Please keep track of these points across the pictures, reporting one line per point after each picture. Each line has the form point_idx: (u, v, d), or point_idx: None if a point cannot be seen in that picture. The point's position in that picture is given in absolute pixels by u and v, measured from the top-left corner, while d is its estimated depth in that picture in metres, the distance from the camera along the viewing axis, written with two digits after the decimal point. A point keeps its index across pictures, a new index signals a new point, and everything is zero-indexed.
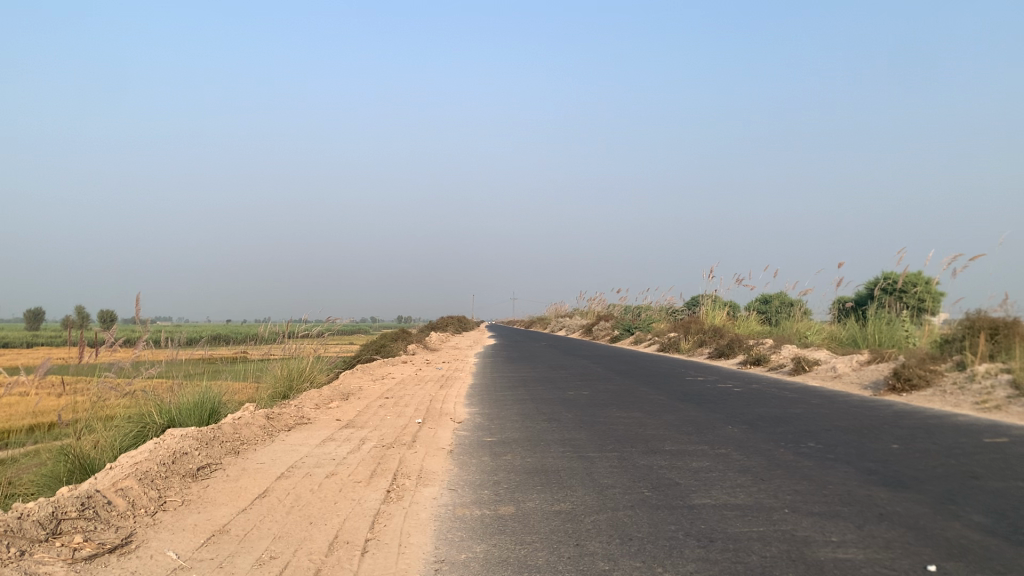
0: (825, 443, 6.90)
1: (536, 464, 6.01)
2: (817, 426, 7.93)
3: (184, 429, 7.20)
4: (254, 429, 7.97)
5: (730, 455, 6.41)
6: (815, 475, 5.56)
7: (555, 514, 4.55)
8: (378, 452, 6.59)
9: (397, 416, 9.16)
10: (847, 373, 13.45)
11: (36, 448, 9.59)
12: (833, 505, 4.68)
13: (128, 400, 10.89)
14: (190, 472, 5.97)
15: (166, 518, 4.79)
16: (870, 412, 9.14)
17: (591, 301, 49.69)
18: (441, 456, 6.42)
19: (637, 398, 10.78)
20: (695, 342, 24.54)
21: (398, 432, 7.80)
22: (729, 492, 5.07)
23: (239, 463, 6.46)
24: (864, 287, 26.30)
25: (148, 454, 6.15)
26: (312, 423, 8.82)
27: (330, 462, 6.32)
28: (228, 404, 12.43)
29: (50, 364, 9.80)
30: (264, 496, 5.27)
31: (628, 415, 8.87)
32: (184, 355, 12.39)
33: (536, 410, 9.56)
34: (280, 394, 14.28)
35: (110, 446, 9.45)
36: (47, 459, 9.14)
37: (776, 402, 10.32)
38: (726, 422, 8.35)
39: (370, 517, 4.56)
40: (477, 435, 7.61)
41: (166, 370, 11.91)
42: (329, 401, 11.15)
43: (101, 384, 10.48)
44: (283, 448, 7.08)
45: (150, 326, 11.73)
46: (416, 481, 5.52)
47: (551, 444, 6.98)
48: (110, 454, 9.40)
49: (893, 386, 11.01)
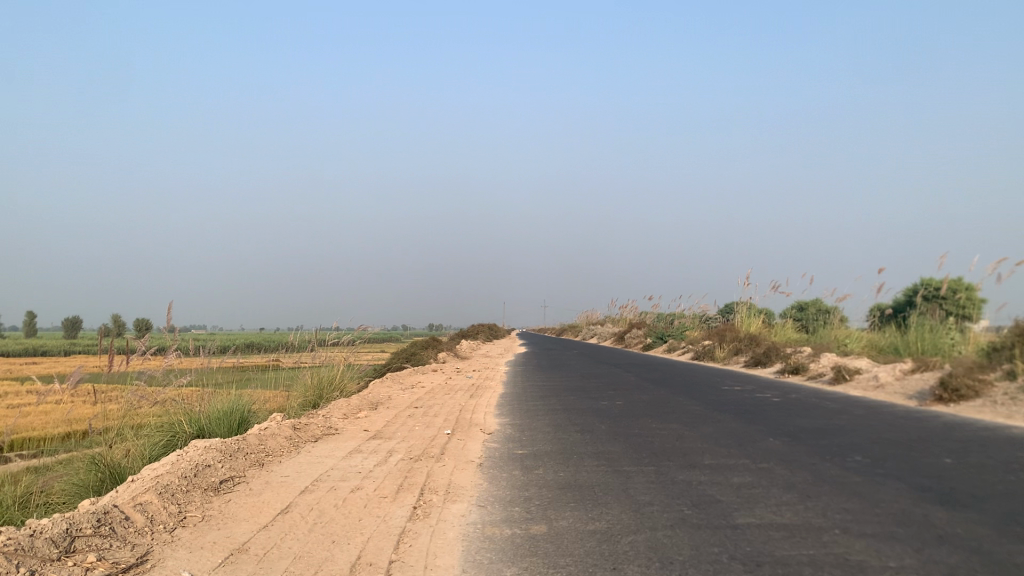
0: (872, 457, 6.57)
1: (569, 479, 5.76)
2: (863, 439, 7.58)
3: (208, 441, 7.06)
4: (280, 440, 7.81)
5: (773, 470, 6.10)
6: (865, 492, 5.25)
7: (590, 534, 4.30)
8: (405, 466, 6.38)
9: (426, 427, 8.96)
10: (890, 383, 13.01)
11: (68, 458, 9.51)
12: (888, 526, 4.38)
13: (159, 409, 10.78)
14: (212, 486, 5.80)
15: (185, 536, 4.61)
16: (918, 423, 8.76)
17: (624, 309, 49.23)
18: (470, 470, 6.20)
19: (673, 409, 10.47)
20: (730, 350, 24.11)
21: (427, 443, 7.59)
22: (775, 511, 4.78)
23: (263, 476, 6.29)
24: (903, 294, 25.70)
25: (170, 467, 5.99)
26: (340, 434, 8.63)
27: (356, 475, 6.12)
28: (257, 413, 12.31)
29: (81, 374, 9.73)
30: (286, 512, 5.07)
31: (664, 427, 8.57)
32: (215, 364, 12.30)
33: (569, 421, 9.31)
34: (311, 403, 14.10)
35: (139, 455, 9.35)
36: (79, 469, 9.05)
37: (818, 413, 9.95)
38: (766, 434, 8.03)
39: (395, 536, 4.34)
40: (507, 447, 7.38)
41: (196, 379, 11.81)
42: (357, 411, 10.98)
43: (132, 393, 10.40)
44: (309, 461, 6.90)
45: (179, 336, 11.65)
46: (444, 497, 5.30)
47: (585, 457, 6.72)
48: (141, 463, 9.28)
49: (939, 397, 10.60)
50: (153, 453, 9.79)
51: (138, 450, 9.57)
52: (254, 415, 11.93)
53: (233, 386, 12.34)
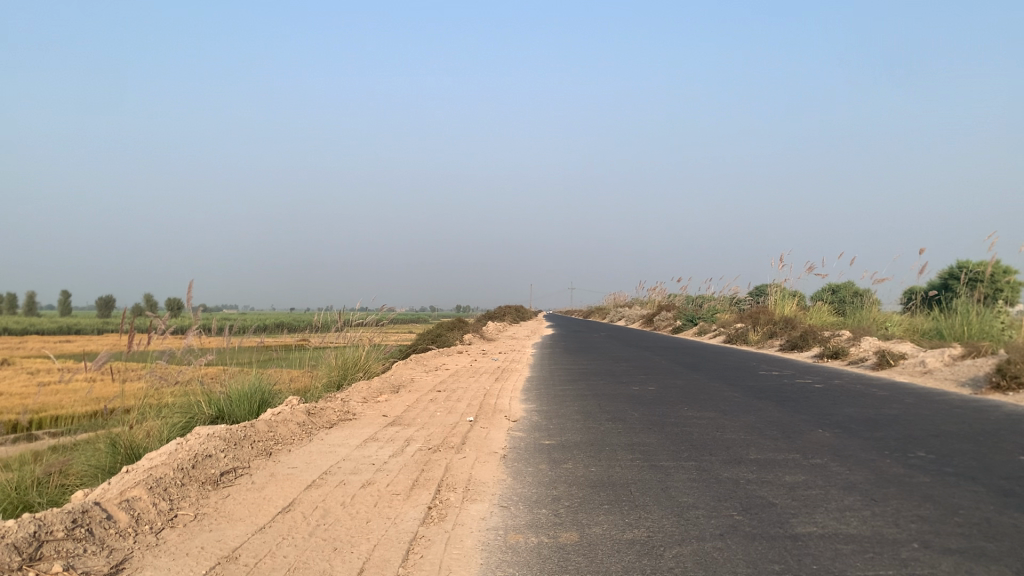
0: (938, 452, 5.93)
1: (603, 475, 5.20)
2: (923, 431, 6.94)
3: (213, 428, 6.58)
4: (291, 426, 7.32)
5: (829, 467, 5.50)
6: (938, 496, 4.64)
7: (629, 545, 3.73)
8: (422, 457, 5.85)
9: (447, 413, 8.43)
10: (940, 369, 12.28)
11: (84, 437, 9.12)
12: (975, 540, 3.77)
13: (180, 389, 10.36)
14: (211, 478, 5.32)
15: (172, 539, 4.12)
16: (979, 413, 8.08)
17: (652, 290, 48.42)
18: (492, 464, 5.65)
19: (710, 395, 9.84)
20: (764, 333, 23.38)
21: (447, 432, 7.06)
22: (838, 518, 4.19)
23: (269, 467, 5.79)
24: (939, 276, 24.86)
25: (166, 457, 5.52)
26: (357, 420, 8.13)
27: (368, 467, 5.60)
28: (279, 394, 11.84)
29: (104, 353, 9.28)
30: (288, 511, 4.57)
31: (702, 416, 7.98)
32: (236, 343, 11.83)
33: (599, 408, 8.74)
34: (335, 383, 13.62)
35: (157, 437, 8.89)
36: (96, 449, 8.62)
37: (868, 401, 9.29)
38: (814, 425, 7.39)
39: (405, 545, 3.81)
40: (533, 437, 6.82)
41: (217, 359, 11.36)
42: (377, 394, 10.47)
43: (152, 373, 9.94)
44: (319, 450, 6.39)
45: (203, 314, 11.25)
46: (462, 495, 4.76)
47: (619, 450, 6.15)
48: (160, 444, 8.86)
49: (997, 384, 9.89)
50: (171, 434, 9.36)
51: (156, 430, 9.14)
52: (276, 396, 11.45)
53: (253, 366, 11.90)
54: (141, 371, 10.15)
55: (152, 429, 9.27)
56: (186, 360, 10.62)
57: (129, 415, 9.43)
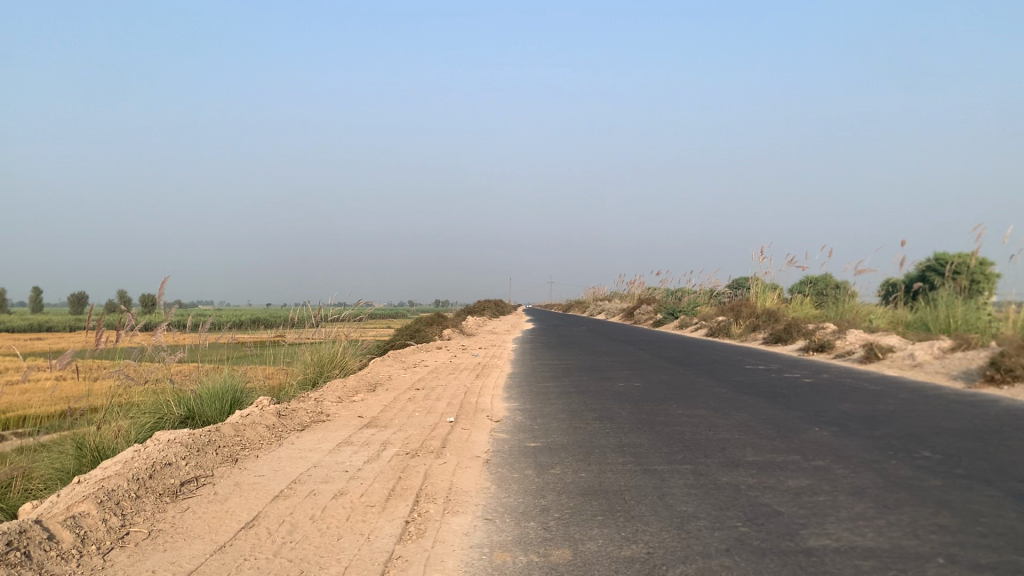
0: (944, 452, 5.62)
1: (594, 482, 4.83)
2: (924, 429, 6.64)
3: (176, 433, 6.15)
4: (260, 430, 6.90)
5: (832, 469, 5.18)
6: (954, 502, 4.31)
7: (627, 564, 3.37)
8: (399, 463, 5.46)
9: (426, 413, 8.05)
10: (929, 363, 12.03)
11: (49, 440, 8.67)
12: (1005, 553, 3.44)
13: (150, 388, 9.92)
14: (170, 489, 4.91)
15: (121, 561, 3.72)
16: (977, 409, 7.80)
17: (631, 284, 48.22)
18: (475, 470, 5.27)
19: (698, 392, 9.51)
20: (746, 326, 23.17)
21: (426, 434, 6.67)
22: (852, 529, 3.86)
23: (234, 475, 5.38)
24: (916, 269, 24.83)
25: (121, 466, 5.10)
26: (331, 421, 7.72)
27: (341, 475, 5.21)
28: (253, 391, 11.38)
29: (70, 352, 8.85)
30: (251, 527, 4.17)
31: (692, 414, 7.65)
32: (210, 341, 11.39)
33: (584, 406, 8.40)
34: (311, 381, 13.17)
35: (126, 438, 8.44)
36: (62, 451, 8.18)
37: (861, 396, 9.00)
38: (809, 423, 7.08)
39: (380, 567, 3.43)
40: (517, 439, 6.46)
41: (190, 356, 10.90)
42: (353, 393, 10.05)
43: (119, 371, 9.49)
44: (288, 456, 5.98)
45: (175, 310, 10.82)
46: (443, 507, 4.39)
47: (609, 453, 5.79)
48: (128, 445, 8.43)
49: (991, 378, 9.64)
50: (141, 434, 8.93)
51: (124, 431, 8.70)
52: (250, 394, 11.00)
53: (227, 363, 11.46)
54: (110, 369, 9.70)
55: (119, 430, 8.83)
56: (157, 358, 10.18)
57: (95, 416, 8.97)
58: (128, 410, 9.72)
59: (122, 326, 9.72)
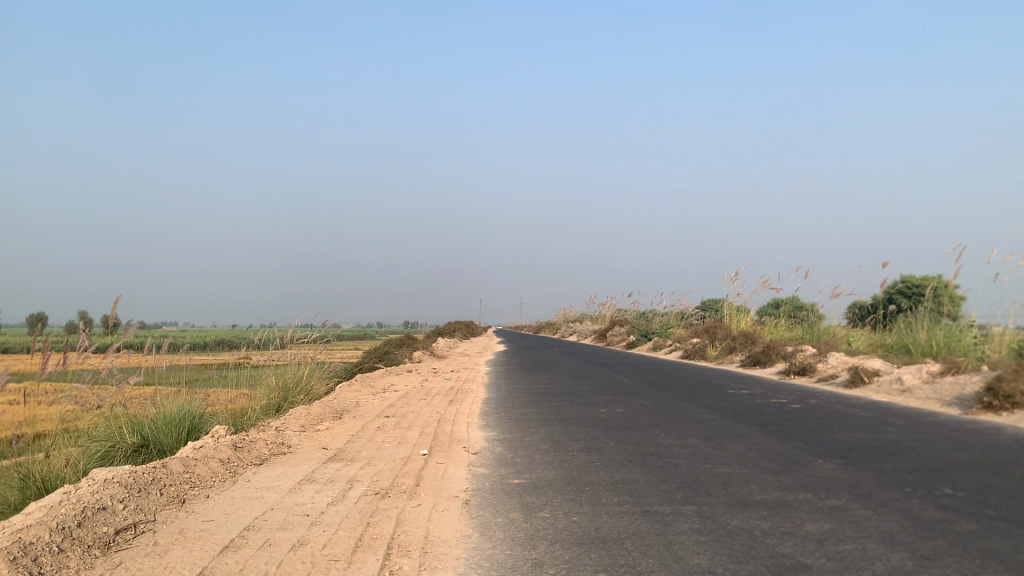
0: (967, 489, 5.12)
1: (590, 529, 4.26)
2: (937, 461, 6.15)
3: (115, 471, 5.49)
4: (212, 466, 6.24)
5: (850, 510, 4.65)
6: (999, 551, 3.81)
7: None
8: (368, 506, 4.85)
9: (396, 444, 7.40)
10: (919, 388, 11.61)
11: None
12: None
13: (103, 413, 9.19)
14: (101, 540, 4.26)
15: None
16: (982, 438, 7.34)
17: (602, 306, 47.86)
18: (453, 514, 4.67)
19: (685, 419, 8.98)
20: (723, 348, 22.79)
21: (396, 469, 6.06)
22: None
23: (179, 521, 4.73)
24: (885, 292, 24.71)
25: (45, 513, 4.43)
26: (292, 454, 7.06)
27: (300, 521, 4.59)
28: (213, 416, 10.64)
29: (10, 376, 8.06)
30: None
31: (683, 445, 7.10)
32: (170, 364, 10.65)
33: (567, 436, 7.81)
34: (275, 406, 12.42)
35: (74, 469, 7.71)
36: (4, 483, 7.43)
37: (857, 424, 8.52)
38: (811, 455, 6.56)
39: None
40: (497, 475, 5.87)
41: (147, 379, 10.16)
42: (317, 421, 9.39)
43: (69, 397, 8.74)
44: (243, 497, 5.34)
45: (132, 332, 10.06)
46: (420, 563, 3.77)
47: (601, 491, 5.22)
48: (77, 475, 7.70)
49: (989, 404, 9.21)
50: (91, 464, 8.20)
51: (74, 460, 7.96)
52: (211, 419, 10.26)
53: (186, 386, 10.73)
54: (58, 394, 8.95)
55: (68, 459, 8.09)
56: (110, 381, 9.44)
57: (41, 443, 8.21)
58: (78, 438, 8.96)
59: (74, 348, 9.01)
